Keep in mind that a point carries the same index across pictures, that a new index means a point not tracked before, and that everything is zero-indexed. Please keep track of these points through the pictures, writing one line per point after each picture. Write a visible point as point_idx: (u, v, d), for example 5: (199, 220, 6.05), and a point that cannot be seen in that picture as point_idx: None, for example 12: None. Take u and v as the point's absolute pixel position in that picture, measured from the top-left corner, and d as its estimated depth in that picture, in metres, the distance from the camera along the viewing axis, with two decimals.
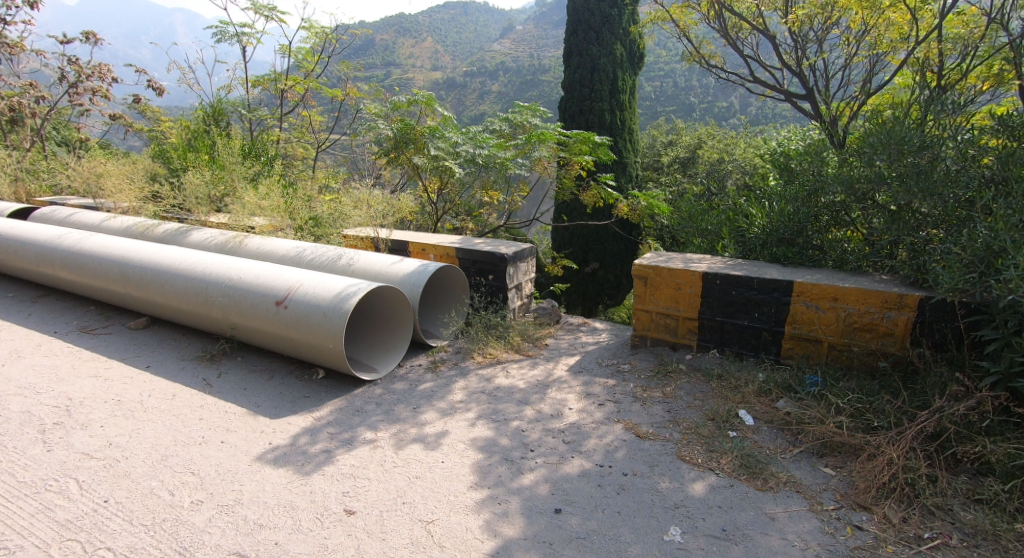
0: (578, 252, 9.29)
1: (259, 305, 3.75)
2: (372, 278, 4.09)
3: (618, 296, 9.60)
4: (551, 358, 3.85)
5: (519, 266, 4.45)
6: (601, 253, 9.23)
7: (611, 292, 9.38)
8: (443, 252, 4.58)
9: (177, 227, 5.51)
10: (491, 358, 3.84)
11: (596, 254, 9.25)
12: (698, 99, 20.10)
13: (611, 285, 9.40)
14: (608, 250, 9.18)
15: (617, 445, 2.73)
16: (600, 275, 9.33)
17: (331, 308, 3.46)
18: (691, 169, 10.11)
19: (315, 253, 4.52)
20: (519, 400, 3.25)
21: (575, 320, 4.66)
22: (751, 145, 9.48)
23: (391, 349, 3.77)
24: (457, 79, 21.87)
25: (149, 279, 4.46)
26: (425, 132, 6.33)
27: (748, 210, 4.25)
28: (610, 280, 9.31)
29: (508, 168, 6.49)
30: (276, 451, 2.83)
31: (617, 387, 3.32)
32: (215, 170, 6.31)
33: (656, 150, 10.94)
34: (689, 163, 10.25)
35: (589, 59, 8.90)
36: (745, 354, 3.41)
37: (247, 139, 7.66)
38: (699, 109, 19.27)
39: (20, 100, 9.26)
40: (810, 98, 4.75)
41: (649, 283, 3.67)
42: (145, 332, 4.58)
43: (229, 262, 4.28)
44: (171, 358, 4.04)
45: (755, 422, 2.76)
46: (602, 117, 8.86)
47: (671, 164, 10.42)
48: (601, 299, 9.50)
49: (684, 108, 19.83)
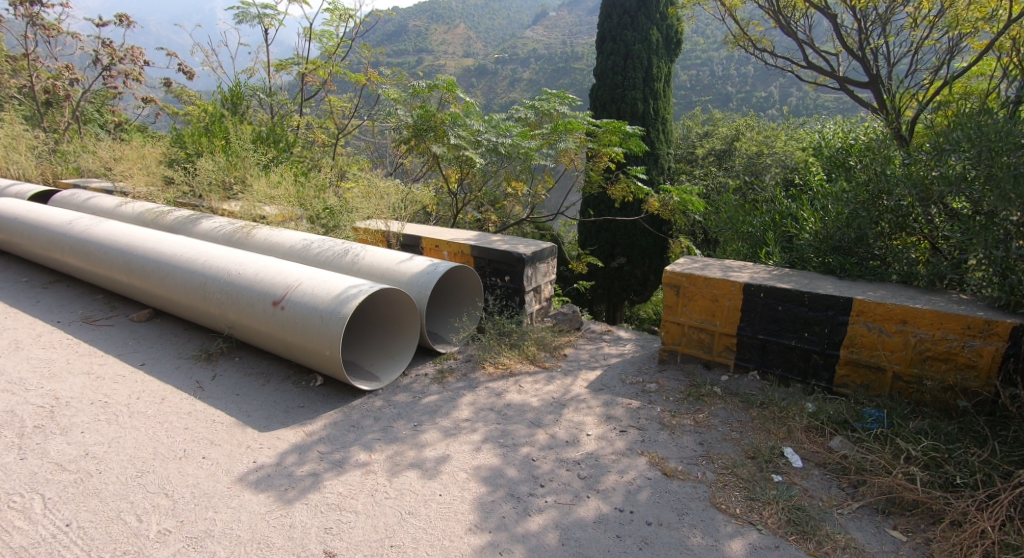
0: (604, 246, 8.91)
1: (255, 304, 3.47)
2: (379, 277, 3.79)
3: (645, 291, 9.18)
4: (570, 372, 3.49)
5: (539, 267, 4.11)
6: (629, 247, 8.81)
7: (637, 288, 8.95)
8: (457, 249, 4.26)
9: (188, 215, 5.29)
10: (504, 369, 3.50)
11: (623, 249, 8.85)
12: (735, 89, 19.37)
13: (637, 281, 8.97)
14: (635, 245, 8.75)
15: (640, 485, 2.37)
16: (626, 271, 8.92)
17: (328, 311, 3.16)
18: (727, 162, 9.55)
19: (321, 247, 4.24)
20: (531, 422, 2.91)
21: (598, 327, 4.29)
22: (792, 137, 8.87)
23: (395, 355, 3.47)
24: (488, 66, 21.39)
25: (151, 270, 4.22)
26: (446, 120, 6.02)
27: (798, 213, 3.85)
28: (636, 276, 8.88)
29: (532, 159, 6.12)
30: (259, 472, 2.52)
31: (641, 411, 2.97)
32: (230, 156, 6.08)
33: (690, 142, 10.37)
34: (725, 155, 9.70)
35: (623, 45, 8.41)
36: (791, 379, 3.01)
37: (267, 124, 7.43)
38: (735, 99, 18.54)
39: (56, 83, 9.44)
40: (873, 85, 4.25)
41: (682, 293, 3.32)
42: (147, 324, 4.30)
43: (231, 255, 4.02)
44: (168, 354, 3.74)
45: (804, 465, 2.39)
46: (635, 107, 8.39)
47: (706, 157, 9.87)
48: (627, 296, 9.10)
49: (721, 98, 19.08)
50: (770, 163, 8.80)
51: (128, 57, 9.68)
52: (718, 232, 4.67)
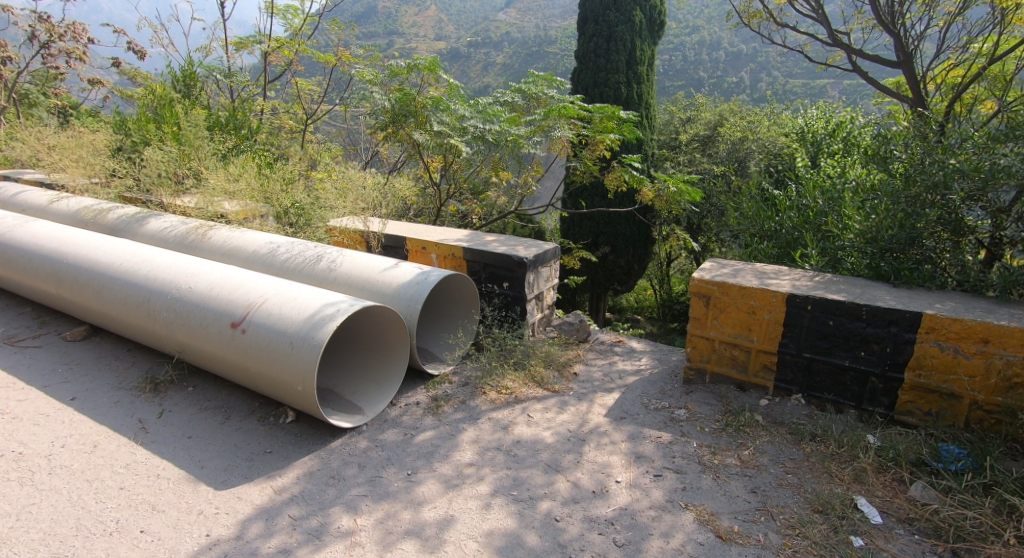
0: (587, 235, 8.48)
1: (210, 325, 2.92)
2: (358, 288, 3.27)
3: (628, 281, 8.83)
4: (584, 396, 3.04)
5: (541, 272, 3.69)
6: (613, 236, 8.41)
7: (621, 278, 8.57)
8: (447, 252, 3.79)
9: (133, 213, 4.66)
10: (508, 395, 3.03)
11: (607, 238, 8.43)
12: (708, 74, 19.19)
13: (622, 271, 8.59)
14: (619, 233, 8.35)
15: (692, 554, 1.93)
16: (610, 261, 8.52)
17: (299, 336, 2.64)
18: (711, 149, 8.88)
19: (290, 252, 3.70)
20: (547, 466, 2.45)
21: (607, 337, 3.85)
22: (777, 125, 8.52)
23: (381, 382, 2.98)
24: (461, 49, 20.56)
25: (84, 281, 3.61)
26: (427, 104, 5.49)
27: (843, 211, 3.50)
28: (621, 266, 8.49)
29: (521, 147, 5.62)
30: (214, 550, 2.00)
31: (674, 447, 2.53)
32: (181, 145, 5.42)
33: (672, 128, 9.52)
34: (709, 142, 8.97)
35: (605, 26, 7.95)
36: (843, 405, 2.61)
37: (225, 109, 6.72)
38: (708, 84, 18.30)
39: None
40: (903, 65, 3.95)
41: (713, 303, 2.88)
42: (83, 345, 3.70)
43: (180, 263, 3.44)
44: (106, 385, 3.17)
45: (886, 521, 1.98)
46: (618, 91, 7.91)
47: (689, 144, 9.12)
48: (611, 286, 8.72)
49: (694, 84, 18.89)
50: (755, 149, 8.37)
51: (69, 33, 8.71)
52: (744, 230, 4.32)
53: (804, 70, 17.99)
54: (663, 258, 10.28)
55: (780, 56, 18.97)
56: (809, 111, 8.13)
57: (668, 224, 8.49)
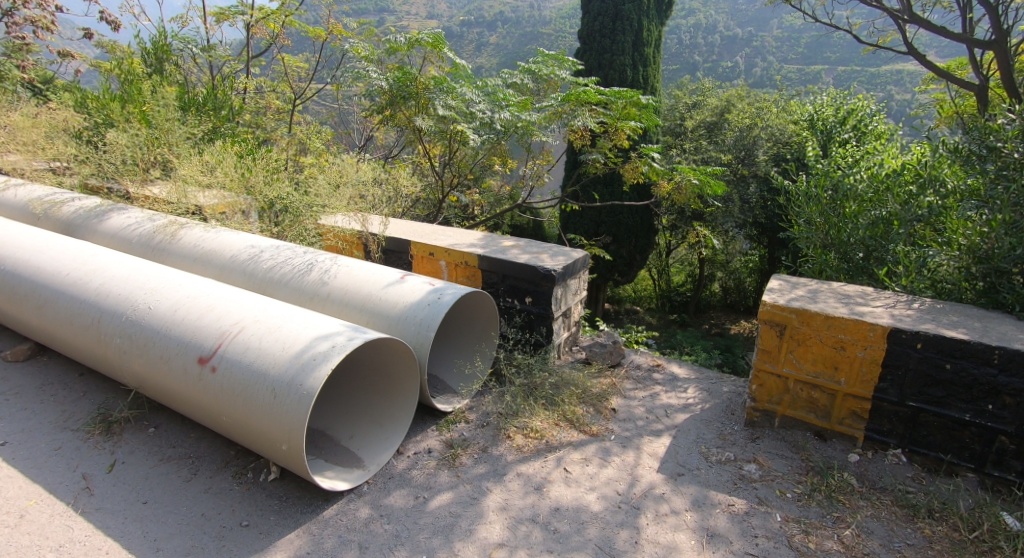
0: (588, 224, 7.99)
1: (173, 360, 2.36)
2: (358, 308, 2.74)
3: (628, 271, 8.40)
4: (628, 442, 2.54)
5: (569, 285, 3.22)
6: (615, 226, 7.90)
7: (622, 269, 8.11)
8: (458, 259, 3.28)
9: (91, 206, 4.09)
10: (538, 440, 2.53)
11: (608, 227, 7.94)
12: (703, 59, 18.68)
13: (623, 261, 8.12)
14: (622, 223, 7.86)
15: None
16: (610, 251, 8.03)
17: (284, 382, 2.09)
18: (718, 137, 7.99)
19: (275, 260, 3.14)
20: (597, 547, 1.94)
21: (642, 359, 3.35)
22: (785, 113, 7.83)
23: (386, 426, 2.47)
24: (455, 28, 19.75)
25: (25, 294, 3.05)
26: (429, 85, 4.90)
27: (941, 222, 3.14)
28: (622, 257, 8.01)
29: (533, 134, 5.11)
30: None
31: (755, 519, 2.03)
32: (149, 127, 4.81)
33: (677, 113, 8.48)
34: (715, 129, 8.11)
35: (612, 4, 7.32)
36: (959, 467, 2.14)
37: (203, 88, 6.04)
38: (704, 68, 17.76)
39: None
40: (996, 45, 3.87)
41: (789, 335, 2.33)
42: (29, 371, 3.14)
43: (140, 274, 2.87)
44: (47, 425, 2.68)
45: None
46: (624, 74, 7.32)
47: (695, 130, 8.17)
48: (611, 276, 8.24)
49: (689, 67, 18.38)
50: (762, 136, 7.60)
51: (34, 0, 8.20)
52: (805, 239, 3.84)
53: (800, 55, 17.57)
54: (663, 248, 9.84)
55: (775, 40, 18.50)
56: (820, 96, 7.75)
57: (672, 212, 8.06)
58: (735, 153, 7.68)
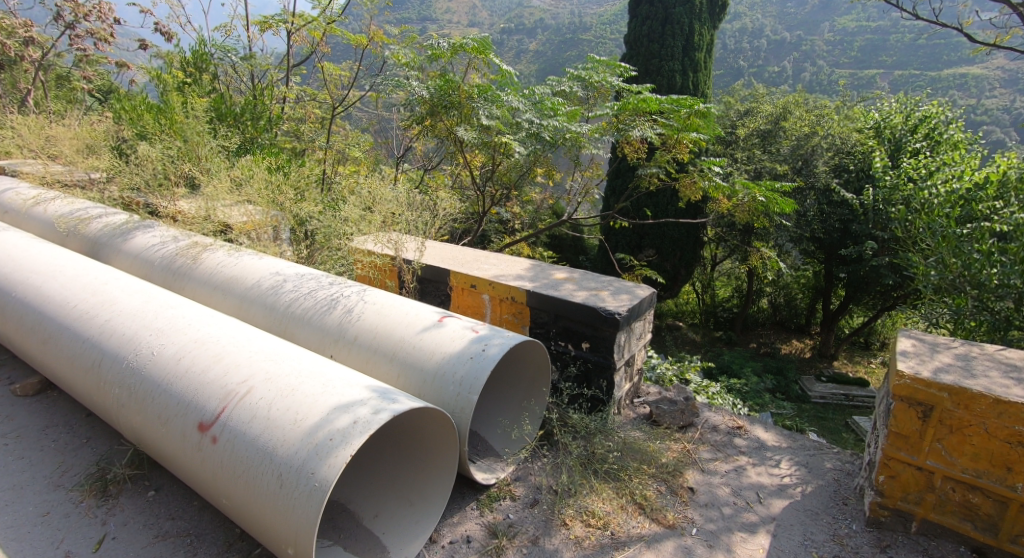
0: (631, 238, 7.48)
1: (171, 423, 1.99)
2: (388, 358, 2.32)
3: (671, 285, 7.91)
4: (716, 539, 2.03)
5: (634, 329, 2.75)
6: (659, 239, 7.38)
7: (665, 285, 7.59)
8: (502, 294, 2.83)
9: (118, 223, 3.81)
10: (602, 530, 2.06)
11: (651, 240, 7.42)
12: (748, 64, 17.83)
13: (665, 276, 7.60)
14: (666, 237, 7.31)
15: None
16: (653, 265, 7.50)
17: (295, 469, 1.70)
18: (773, 146, 7.28)
19: (298, 293, 2.75)
20: None
21: (719, 418, 2.83)
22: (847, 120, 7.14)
23: (417, 506, 2.04)
24: (495, 36, 19.47)
25: (31, 325, 2.75)
26: (472, 94, 4.49)
27: None
28: (665, 272, 7.49)
29: (581, 147, 4.61)
30: None
31: None
32: (182, 140, 4.56)
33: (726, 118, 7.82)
34: (771, 137, 7.35)
35: (661, 7, 6.81)
36: None
37: (243, 98, 5.80)
38: (749, 74, 16.94)
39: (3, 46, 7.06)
40: None
41: (938, 419, 1.83)
42: (35, 411, 2.84)
43: (149, 307, 2.53)
44: (40, 481, 2.35)
45: None
46: (672, 80, 6.77)
47: (747, 138, 7.40)
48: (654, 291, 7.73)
49: (733, 73, 17.58)
50: (823, 145, 6.93)
51: (95, 11, 7.27)
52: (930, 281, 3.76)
53: (853, 58, 16.56)
54: (709, 259, 9.07)
55: (825, 44, 17.58)
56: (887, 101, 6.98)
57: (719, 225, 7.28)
58: (791, 162, 7.02)
